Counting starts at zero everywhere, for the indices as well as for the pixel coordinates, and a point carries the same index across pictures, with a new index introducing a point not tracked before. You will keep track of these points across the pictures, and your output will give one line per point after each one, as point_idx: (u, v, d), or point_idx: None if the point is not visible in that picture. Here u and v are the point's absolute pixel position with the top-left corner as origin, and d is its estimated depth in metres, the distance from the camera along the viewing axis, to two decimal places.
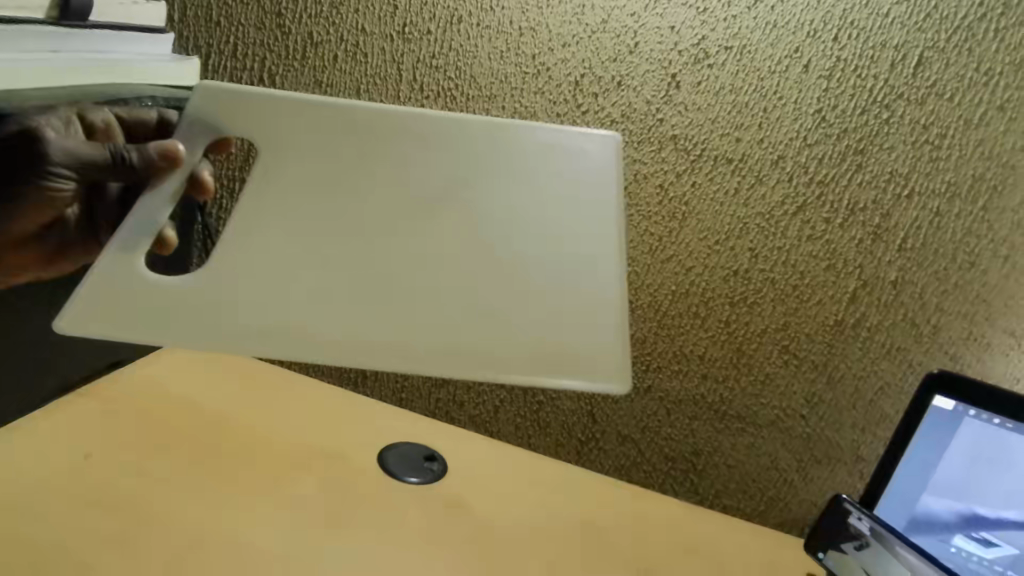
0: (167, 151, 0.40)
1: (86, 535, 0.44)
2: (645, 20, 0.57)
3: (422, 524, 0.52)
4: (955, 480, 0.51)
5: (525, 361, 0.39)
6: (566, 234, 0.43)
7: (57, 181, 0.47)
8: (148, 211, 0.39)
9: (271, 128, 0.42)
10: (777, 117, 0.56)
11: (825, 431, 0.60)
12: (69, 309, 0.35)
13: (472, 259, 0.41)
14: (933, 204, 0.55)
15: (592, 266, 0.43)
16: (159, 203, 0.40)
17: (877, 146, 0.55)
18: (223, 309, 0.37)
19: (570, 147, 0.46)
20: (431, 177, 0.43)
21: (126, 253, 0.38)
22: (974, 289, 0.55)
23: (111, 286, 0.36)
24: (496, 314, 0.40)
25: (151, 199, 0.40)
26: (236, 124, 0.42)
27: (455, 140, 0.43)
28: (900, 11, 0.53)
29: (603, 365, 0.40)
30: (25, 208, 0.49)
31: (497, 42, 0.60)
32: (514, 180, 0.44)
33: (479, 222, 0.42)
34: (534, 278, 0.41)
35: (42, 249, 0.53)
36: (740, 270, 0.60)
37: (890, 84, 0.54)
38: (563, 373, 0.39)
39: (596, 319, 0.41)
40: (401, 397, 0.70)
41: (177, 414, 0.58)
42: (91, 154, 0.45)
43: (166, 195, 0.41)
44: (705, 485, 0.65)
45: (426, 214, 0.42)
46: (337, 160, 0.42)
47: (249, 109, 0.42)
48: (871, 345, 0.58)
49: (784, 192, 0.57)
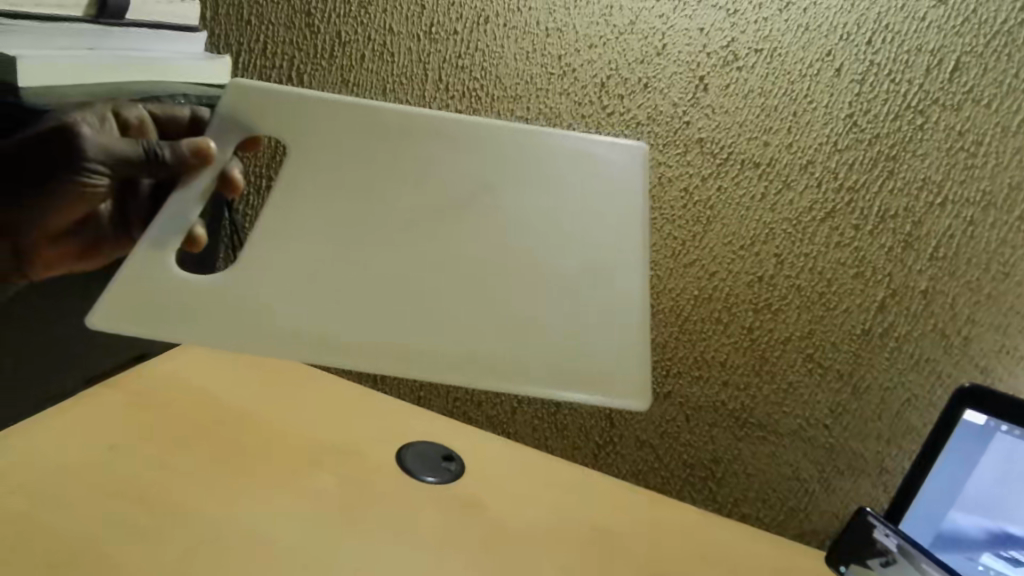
0: (200, 149, 0.41)
1: (110, 523, 0.45)
2: (674, 22, 0.57)
3: (438, 523, 0.52)
4: (985, 496, 0.49)
5: (545, 367, 0.38)
6: (589, 239, 0.43)
7: (92, 177, 0.47)
8: (179, 208, 0.40)
9: (302, 127, 0.42)
10: (807, 121, 0.55)
11: (848, 442, 0.59)
12: (99, 305, 0.36)
13: (491, 264, 0.41)
14: (967, 213, 0.53)
15: (612, 274, 0.43)
16: (190, 201, 0.40)
17: (909, 153, 0.54)
18: (238, 309, 0.37)
19: (596, 153, 0.46)
20: (455, 179, 0.43)
21: (159, 251, 0.38)
22: (1007, 301, 0.54)
23: (140, 282, 0.37)
24: (513, 319, 0.39)
25: (182, 196, 0.41)
26: (268, 120, 0.42)
27: (482, 142, 0.44)
28: (937, 15, 0.52)
29: (626, 366, 0.40)
30: (60, 204, 0.50)
31: (524, 43, 0.60)
32: (539, 184, 0.44)
33: (504, 226, 0.42)
34: (553, 284, 0.41)
35: (73, 243, 0.54)
36: (765, 277, 0.59)
37: (925, 89, 0.53)
38: (576, 386, 0.39)
39: (615, 329, 0.41)
40: (420, 396, 0.71)
41: (200, 407, 0.58)
42: (126, 151, 0.46)
43: (197, 194, 0.41)
44: (724, 493, 0.64)
45: (449, 216, 0.42)
46: (361, 162, 0.42)
47: (280, 108, 0.42)
48: (899, 356, 0.57)
49: (812, 198, 0.56)
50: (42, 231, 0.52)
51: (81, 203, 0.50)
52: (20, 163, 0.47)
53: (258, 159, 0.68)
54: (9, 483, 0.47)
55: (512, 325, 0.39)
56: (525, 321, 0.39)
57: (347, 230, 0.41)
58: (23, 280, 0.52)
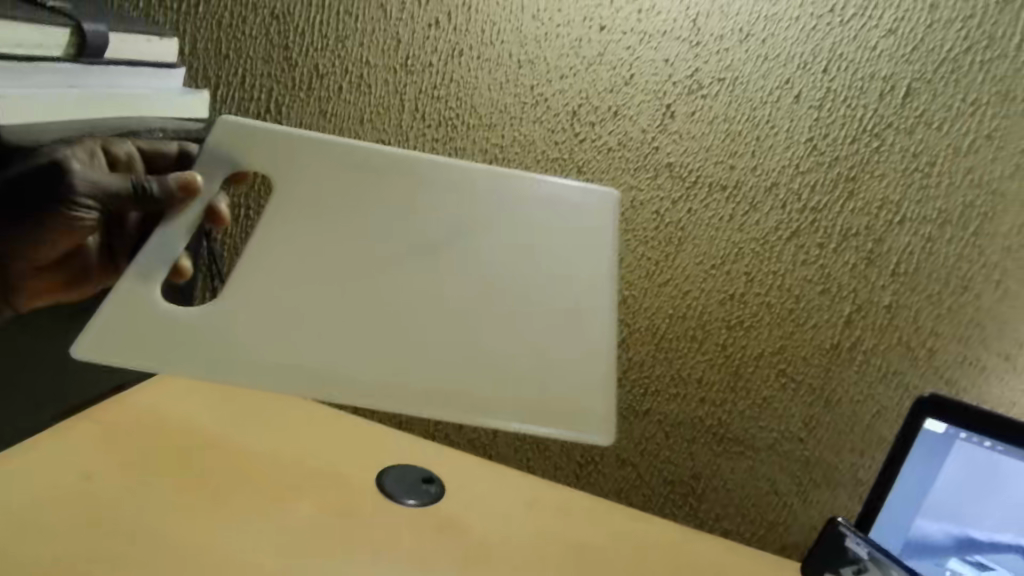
0: (186, 182, 0.41)
1: (100, 558, 0.45)
2: (640, 53, 0.59)
3: (424, 543, 0.53)
4: (949, 502, 0.50)
5: (514, 406, 0.40)
6: (562, 278, 0.45)
7: (81, 211, 0.49)
8: (168, 241, 0.40)
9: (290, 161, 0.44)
10: (769, 145, 0.58)
11: (824, 454, 0.62)
12: (83, 338, 0.36)
13: (467, 301, 0.42)
14: (924, 230, 0.57)
15: (585, 310, 0.45)
16: (180, 233, 0.41)
17: (868, 174, 0.56)
18: (220, 346, 0.38)
19: (567, 196, 0.48)
20: (434, 219, 0.44)
21: (143, 282, 0.39)
22: (967, 313, 0.57)
23: (122, 315, 0.37)
24: (489, 354, 0.41)
25: (171, 228, 0.41)
26: (257, 157, 0.43)
27: (459, 184, 0.46)
28: (887, 44, 0.55)
29: (595, 399, 0.42)
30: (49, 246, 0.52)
31: (497, 74, 0.62)
32: (513, 230, 0.45)
33: (478, 266, 0.44)
34: (529, 319, 0.43)
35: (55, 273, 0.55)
36: (737, 294, 0.61)
37: (879, 113, 0.56)
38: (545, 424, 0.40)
39: (584, 368, 0.43)
40: (401, 420, 0.72)
41: (183, 436, 0.58)
42: (118, 185, 0.48)
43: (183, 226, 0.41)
44: (705, 510, 0.66)
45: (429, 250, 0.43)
46: (345, 196, 0.44)
47: (267, 144, 0.43)
48: (868, 368, 0.60)
49: (778, 219, 0.59)
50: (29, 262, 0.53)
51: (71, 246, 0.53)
52: (15, 196, 0.48)
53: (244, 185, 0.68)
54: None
55: (485, 362, 0.41)
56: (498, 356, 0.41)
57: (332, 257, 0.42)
58: (11, 310, 0.52)
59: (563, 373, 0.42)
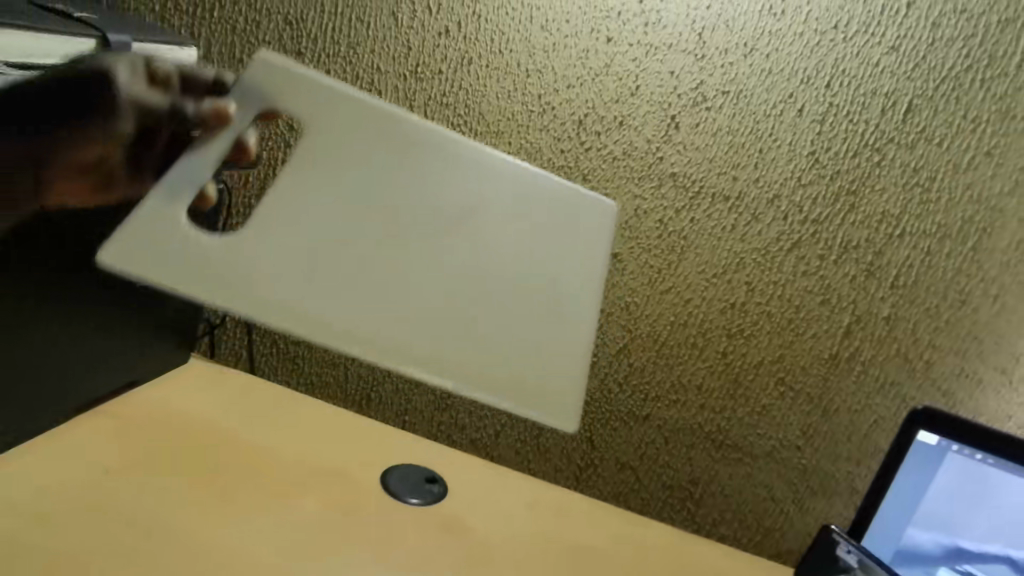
0: (217, 111, 0.36)
1: (106, 543, 0.45)
2: (646, 65, 0.60)
3: (426, 541, 0.54)
4: (939, 512, 0.50)
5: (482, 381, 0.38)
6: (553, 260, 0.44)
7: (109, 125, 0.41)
8: (189, 170, 0.36)
9: (314, 110, 0.38)
10: (771, 158, 0.59)
11: (820, 463, 0.63)
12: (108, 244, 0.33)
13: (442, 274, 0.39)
14: (924, 244, 0.58)
15: (576, 308, 0.44)
16: (207, 164, 0.36)
17: (869, 188, 0.57)
18: (242, 278, 0.34)
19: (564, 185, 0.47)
20: (430, 185, 0.41)
21: (174, 195, 0.35)
22: (965, 327, 0.58)
23: (145, 225, 0.34)
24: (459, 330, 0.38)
25: (197, 158, 0.36)
26: (285, 100, 0.37)
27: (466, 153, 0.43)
28: (889, 61, 0.56)
29: (565, 387, 0.40)
30: (74, 134, 0.41)
31: (506, 82, 0.62)
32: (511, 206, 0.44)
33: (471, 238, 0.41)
34: (528, 304, 0.42)
35: (82, 178, 0.44)
36: (738, 303, 0.62)
37: (880, 129, 0.56)
38: (534, 411, 0.39)
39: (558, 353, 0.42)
40: (404, 420, 0.73)
41: (189, 428, 0.59)
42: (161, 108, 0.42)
43: (221, 136, 0.37)
44: (703, 515, 0.67)
45: (441, 222, 0.41)
46: (362, 158, 0.40)
47: (299, 85, 0.38)
48: (865, 379, 0.61)
49: (780, 229, 0.60)
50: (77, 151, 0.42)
51: (66, 128, 0.41)
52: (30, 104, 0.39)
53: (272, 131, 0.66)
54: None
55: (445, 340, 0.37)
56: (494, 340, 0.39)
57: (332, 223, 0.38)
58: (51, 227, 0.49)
59: (555, 363, 0.41)
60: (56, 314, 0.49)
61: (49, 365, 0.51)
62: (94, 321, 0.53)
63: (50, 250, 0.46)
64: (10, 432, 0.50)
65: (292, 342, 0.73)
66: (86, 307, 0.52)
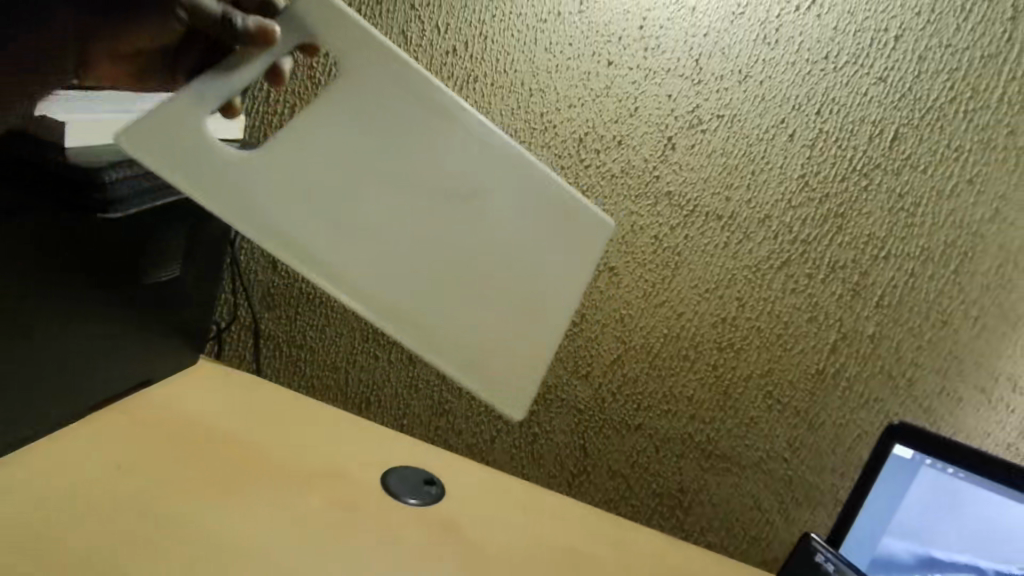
0: (262, 31, 0.36)
1: (117, 535, 0.46)
2: (645, 88, 0.62)
3: (423, 539, 0.56)
4: (914, 523, 0.52)
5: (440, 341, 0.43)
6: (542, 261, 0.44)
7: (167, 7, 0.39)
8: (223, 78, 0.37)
9: (353, 58, 0.38)
10: (764, 179, 0.61)
11: (805, 474, 0.65)
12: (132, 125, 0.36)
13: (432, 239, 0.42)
14: (908, 266, 0.60)
15: (548, 305, 0.45)
16: (241, 76, 0.37)
17: (856, 211, 0.60)
18: (244, 199, 0.38)
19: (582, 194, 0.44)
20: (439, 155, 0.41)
21: (196, 100, 0.36)
22: (946, 346, 0.61)
23: (171, 123, 0.36)
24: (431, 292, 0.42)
25: (232, 68, 0.37)
26: (331, 38, 0.38)
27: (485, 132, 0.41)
28: (877, 91, 0.58)
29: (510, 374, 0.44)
30: (117, 21, 0.40)
31: (509, 100, 0.65)
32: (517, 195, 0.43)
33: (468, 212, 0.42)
34: (502, 291, 0.44)
35: (124, 67, 0.43)
36: (729, 318, 0.64)
37: (868, 155, 0.59)
38: (466, 374, 0.43)
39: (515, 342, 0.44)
40: (402, 424, 0.75)
41: (195, 426, 0.61)
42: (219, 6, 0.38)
43: (259, 59, 0.37)
44: (691, 522, 0.69)
45: (441, 193, 0.41)
46: (376, 117, 0.40)
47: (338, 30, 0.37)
48: (850, 395, 0.63)
49: (770, 248, 0.62)
50: (118, 34, 0.41)
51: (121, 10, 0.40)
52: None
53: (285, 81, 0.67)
54: (4, 484, 0.48)
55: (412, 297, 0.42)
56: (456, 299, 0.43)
57: (337, 170, 0.40)
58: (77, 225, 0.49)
59: (503, 341, 0.44)
60: (56, 314, 0.49)
61: (50, 355, 0.50)
62: (101, 324, 0.54)
63: (56, 246, 0.47)
64: (21, 430, 0.51)
65: (295, 345, 0.75)
66: (87, 307, 0.52)
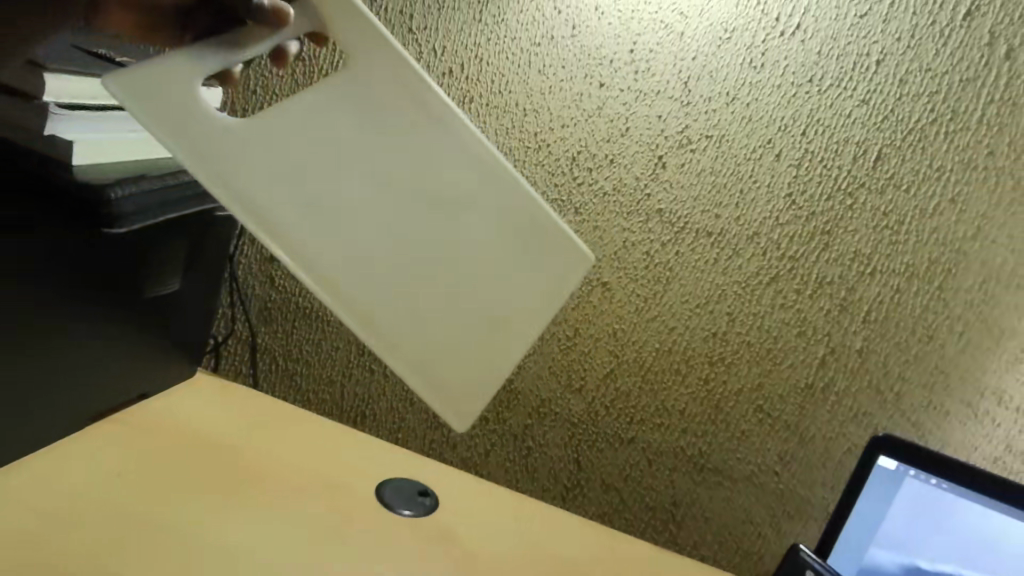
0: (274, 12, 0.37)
1: (117, 542, 0.47)
2: (636, 109, 0.64)
3: (418, 548, 0.56)
4: (900, 533, 0.53)
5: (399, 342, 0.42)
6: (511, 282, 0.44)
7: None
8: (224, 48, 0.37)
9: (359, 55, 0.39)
10: (752, 198, 0.63)
11: (797, 488, 0.66)
12: (120, 74, 0.34)
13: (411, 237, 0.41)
14: (893, 282, 0.61)
15: (507, 327, 0.44)
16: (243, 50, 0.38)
17: (842, 229, 0.62)
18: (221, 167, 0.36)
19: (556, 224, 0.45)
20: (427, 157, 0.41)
21: (191, 63, 0.36)
22: (933, 361, 0.62)
23: (163, 78, 0.35)
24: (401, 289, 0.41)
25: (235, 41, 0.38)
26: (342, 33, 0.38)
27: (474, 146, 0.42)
28: (861, 113, 0.60)
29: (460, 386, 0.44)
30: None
31: (504, 120, 0.66)
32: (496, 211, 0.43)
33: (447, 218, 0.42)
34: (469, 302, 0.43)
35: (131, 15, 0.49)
36: (719, 332, 0.65)
37: (852, 174, 0.61)
38: (417, 379, 0.42)
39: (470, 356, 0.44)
40: (397, 437, 0.75)
41: (193, 437, 0.61)
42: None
43: (264, 39, 0.38)
44: (684, 536, 0.69)
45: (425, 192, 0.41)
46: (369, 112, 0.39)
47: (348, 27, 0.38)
48: (839, 409, 0.64)
49: (759, 264, 0.63)
50: None
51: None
52: None
53: (288, 71, 0.69)
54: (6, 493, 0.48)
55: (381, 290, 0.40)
56: (423, 304, 0.42)
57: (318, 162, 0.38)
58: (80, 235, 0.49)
59: (458, 354, 0.43)
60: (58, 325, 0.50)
61: (51, 364, 0.51)
62: (102, 334, 0.54)
63: (59, 256, 0.47)
64: (23, 441, 0.52)
65: (292, 359, 0.76)
66: (90, 321, 0.52)
